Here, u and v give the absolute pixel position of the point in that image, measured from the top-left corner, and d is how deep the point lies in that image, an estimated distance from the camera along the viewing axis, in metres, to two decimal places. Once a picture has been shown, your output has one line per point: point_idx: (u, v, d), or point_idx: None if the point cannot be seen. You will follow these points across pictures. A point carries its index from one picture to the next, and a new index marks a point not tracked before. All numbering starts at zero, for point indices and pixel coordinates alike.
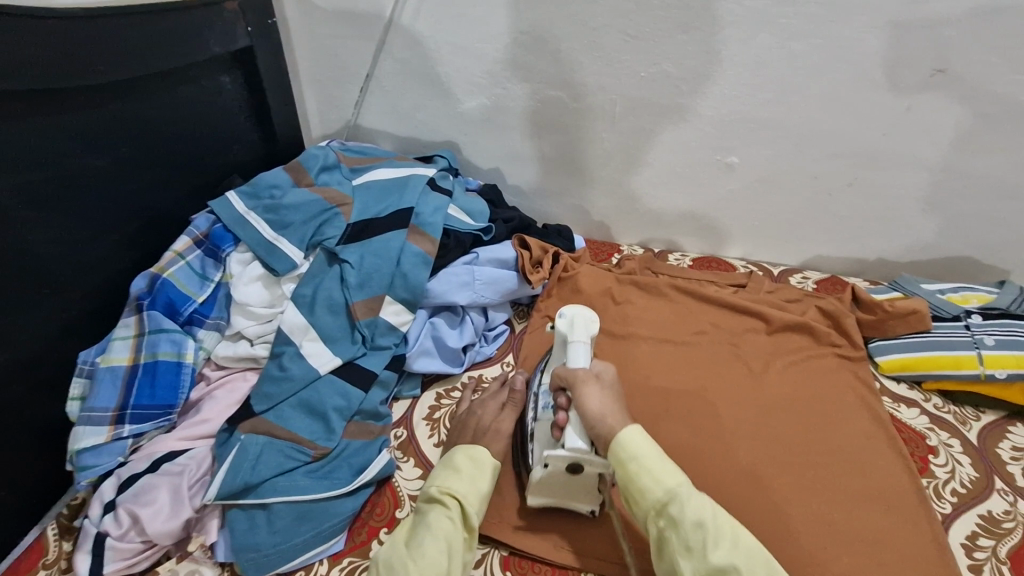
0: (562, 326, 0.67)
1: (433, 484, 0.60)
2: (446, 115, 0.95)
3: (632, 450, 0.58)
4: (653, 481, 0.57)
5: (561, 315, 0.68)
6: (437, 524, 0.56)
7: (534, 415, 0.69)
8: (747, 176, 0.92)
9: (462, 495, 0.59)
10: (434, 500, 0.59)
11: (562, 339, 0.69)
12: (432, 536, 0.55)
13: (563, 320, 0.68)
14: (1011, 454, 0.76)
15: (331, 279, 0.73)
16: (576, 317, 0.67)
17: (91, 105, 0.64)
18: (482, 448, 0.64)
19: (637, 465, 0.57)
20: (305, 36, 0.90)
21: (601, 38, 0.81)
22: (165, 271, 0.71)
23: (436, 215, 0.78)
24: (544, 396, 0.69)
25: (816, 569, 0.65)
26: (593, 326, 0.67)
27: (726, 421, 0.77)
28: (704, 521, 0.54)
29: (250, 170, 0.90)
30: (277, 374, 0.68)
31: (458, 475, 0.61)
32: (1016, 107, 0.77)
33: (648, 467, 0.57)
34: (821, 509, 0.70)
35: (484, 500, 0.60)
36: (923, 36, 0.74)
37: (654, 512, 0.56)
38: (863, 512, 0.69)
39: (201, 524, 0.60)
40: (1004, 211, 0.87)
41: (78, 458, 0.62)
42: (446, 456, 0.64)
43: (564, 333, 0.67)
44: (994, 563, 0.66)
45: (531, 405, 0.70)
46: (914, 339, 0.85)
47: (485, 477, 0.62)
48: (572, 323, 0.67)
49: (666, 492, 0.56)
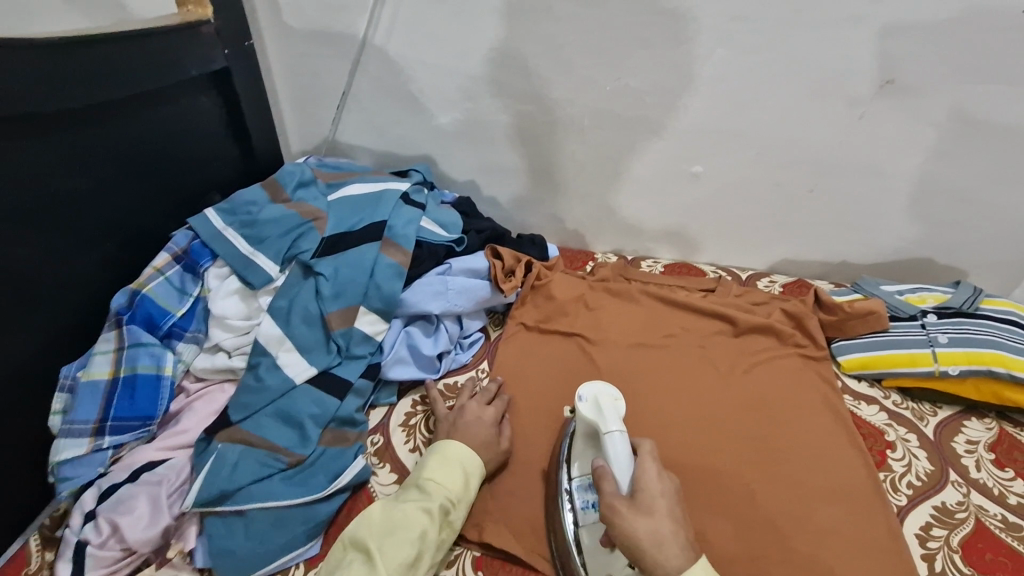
0: (590, 413, 0.65)
1: (427, 476, 0.63)
2: (420, 131, 0.98)
3: None
4: None
5: (582, 399, 0.67)
6: (414, 516, 0.59)
7: (575, 518, 0.64)
8: (713, 184, 0.96)
9: (445, 492, 0.62)
10: (421, 492, 0.62)
11: (590, 426, 0.66)
12: (408, 528, 0.58)
13: (586, 404, 0.66)
14: (966, 447, 0.79)
15: (306, 291, 0.75)
16: (599, 398, 0.65)
17: (70, 128, 0.66)
18: (476, 458, 0.66)
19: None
20: (283, 56, 0.93)
21: (567, 54, 0.85)
22: (143, 287, 0.73)
23: (408, 227, 0.81)
24: (582, 493, 0.65)
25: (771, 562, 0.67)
26: (619, 404, 0.66)
27: (692, 419, 0.80)
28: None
29: (230, 186, 0.92)
30: (253, 384, 0.70)
31: (452, 473, 0.64)
32: (961, 115, 0.81)
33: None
34: (775, 513, 0.71)
35: (466, 502, 0.64)
36: (869, 49, 0.78)
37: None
38: (819, 516, 0.71)
39: (180, 532, 0.62)
40: (956, 213, 0.91)
41: (59, 470, 0.65)
42: (439, 445, 0.67)
43: (592, 418, 0.65)
44: (947, 553, 0.68)
45: (568, 504, 0.65)
46: (874, 337, 0.88)
47: (475, 479, 0.65)
48: (598, 406, 0.65)
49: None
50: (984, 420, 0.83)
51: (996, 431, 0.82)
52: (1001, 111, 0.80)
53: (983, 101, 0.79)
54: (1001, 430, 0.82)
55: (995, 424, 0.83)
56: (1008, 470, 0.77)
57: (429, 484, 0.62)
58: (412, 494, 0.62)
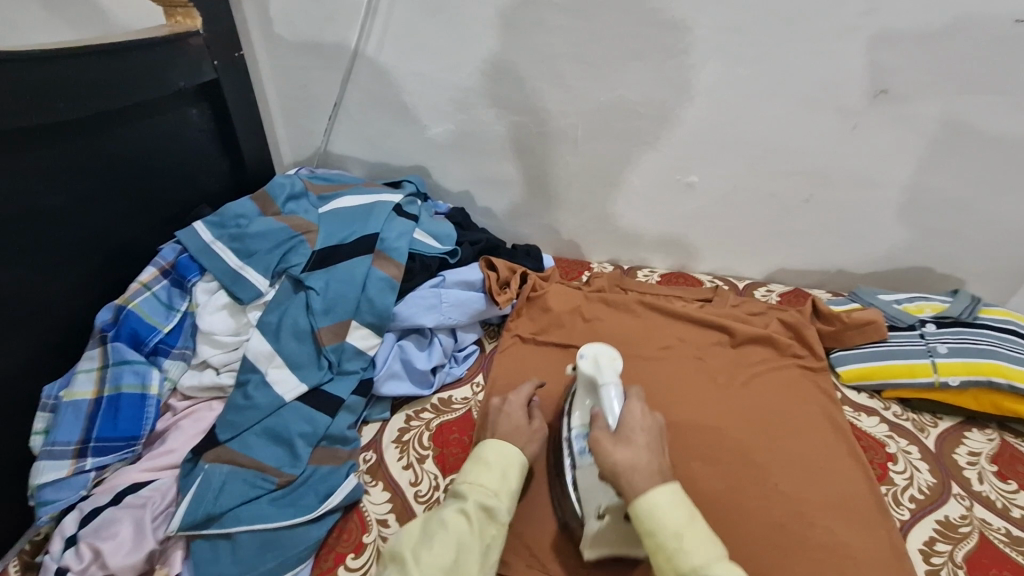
0: (586, 366, 0.67)
1: (464, 480, 0.60)
2: (413, 141, 0.97)
3: (649, 525, 0.52)
4: (668, 560, 0.51)
5: (583, 355, 0.69)
6: (450, 520, 0.55)
7: (572, 462, 0.67)
8: (707, 195, 0.95)
9: (481, 494, 0.58)
10: (459, 496, 0.58)
11: (588, 380, 0.68)
12: (445, 532, 0.54)
13: (585, 361, 0.68)
14: (968, 459, 0.78)
15: (296, 305, 0.74)
16: (598, 357, 0.67)
17: (53, 143, 0.64)
18: (514, 448, 0.63)
19: (654, 542, 0.52)
20: (273, 68, 0.93)
21: (559, 65, 0.84)
22: (129, 303, 0.72)
23: (401, 239, 0.80)
24: (578, 441, 0.68)
25: (771, 560, 0.67)
26: (617, 362, 0.67)
27: (695, 398, 0.83)
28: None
29: (219, 199, 0.91)
30: (242, 402, 0.68)
31: (487, 471, 0.60)
32: (955, 125, 0.81)
33: (665, 545, 0.51)
34: (776, 522, 0.70)
35: (510, 499, 0.59)
36: (862, 60, 0.77)
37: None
38: (821, 524, 0.70)
39: (165, 556, 0.60)
40: (952, 222, 0.91)
41: (39, 494, 0.62)
42: (477, 450, 0.64)
43: (590, 375, 0.67)
44: (951, 568, 0.67)
45: (567, 452, 0.68)
46: (873, 348, 0.87)
47: (516, 471, 0.61)
48: (597, 362, 0.67)
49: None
50: (985, 431, 0.82)
51: (997, 442, 0.81)
52: (996, 121, 0.79)
53: (978, 111, 0.79)
54: (1003, 440, 0.81)
55: (996, 435, 0.82)
56: (1011, 482, 0.76)
57: (465, 487, 0.59)
58: (447, 502, 0.59)
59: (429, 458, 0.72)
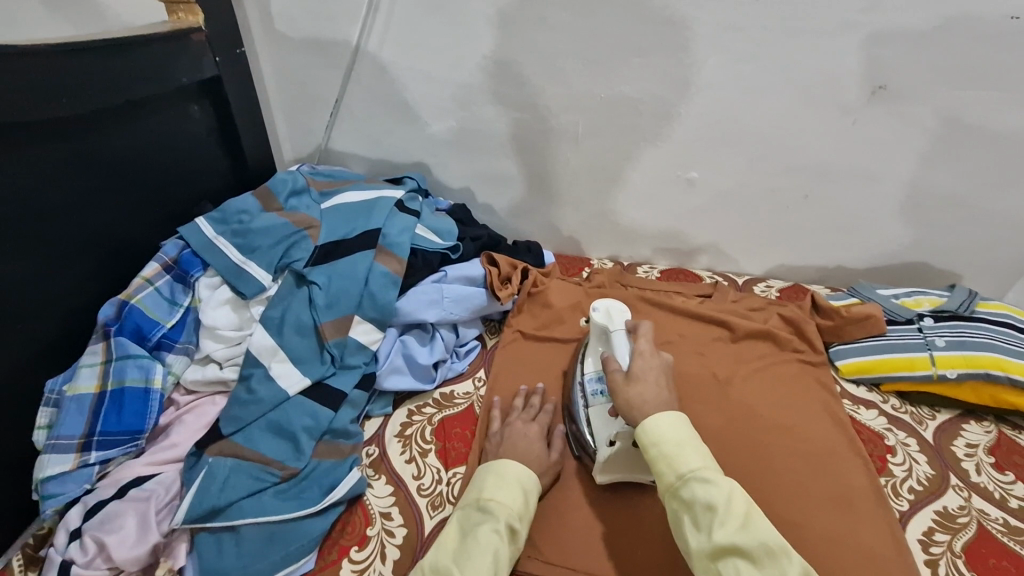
0: (599, 318, 0.73)
1: (489, 497, 0.61)
2: (415, 138, 0.98)
3: (653, 437, 0.58)
4: (668, 466, 0.56)
5: (596, 309, 0.74)
6: (485, 538, 0.57)
7: (585, 402, 0.73)
8: (707, 191, 0.96)
9: (508, 512, 0.60)
10: (487, 514, 0.60)
11: (600, 330, 0.74)
12: (483, 550, 0.56)
13: (599, 314, 0.74)
14: (966, 451, 0.79)
15: (299, 300, 0.74)
16: (610, 309, 0.73)
17: (55, 138, 0.65)
18: (534, 480, 0.64)
19: (657, 452, 0.57)
20: (275, 65, 0.93)
21: (560, 62, 0.85)
22: (132, 298, 0.72)
23: (403, 235, 0.80)
24: (592, 384, 0.73)
25: (771, 517, 0.71)
26: (627, 313, 0.73)
27: (701, 363, 0.87)
28: (714, 504, 0.53)
29: (221, 195, 0.91)
30: (245, 397, 0.69)
31: (512, 492, 0.62)
32: (952, 121, 0.82)
33: (666, 453, 0.57)
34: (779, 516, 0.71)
35: (528, 518, 0.62)
36: (861, 57, 0.78)
37: (668, 493, 0.56)
38: (824, 517, 0.71)
39: (169, 549, 0.60)
40: (949, 217, 0.92)
41: (43, 487, 0.62)
42: (492, 465, 0.65)
43: (602, 324, 0.73)
44: (950, 558, 0.68)
45: (580, 393, 0.74)
46: (872, 342, 0.88)
47: (533, 495, 0.64)
48: (609, 313, 0.73)
49: (677, 478, 0.55)
50: (982, 423, 0.83)
51: (995, 434, 0.81)
52: (992, 117, 0.80)
53: (975, 107, 0.80)
54: (1000, 433, 0.82)
55: (993, 427, 0.82)
56: (1008, 473, 0.77)
57: (492, 505, 0.60)
58: (475, 518, 0.60)
59: (431, 452, 0.72)
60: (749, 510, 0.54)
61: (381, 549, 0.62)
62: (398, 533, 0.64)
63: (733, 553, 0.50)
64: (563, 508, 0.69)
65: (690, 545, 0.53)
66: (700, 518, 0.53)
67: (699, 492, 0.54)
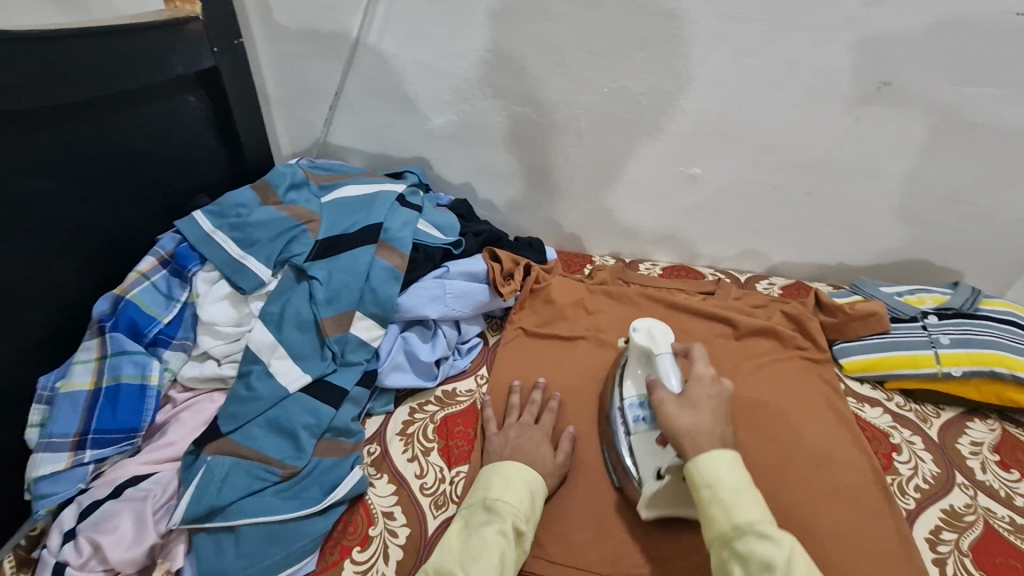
0: (641, 340, 0.69)
1: (496, 497, 0.60)
2: (415, 132, 0.96)
3: (707, 477, 0.55)
4: (723, 512, 0.54)
5: (636, 329, 0.70)
6: (493, 539, 0.56)
7: (626, 430, 0.70)
8: (710, 187, 0.95)
9: (515, 512, 0.59)
10: (493, 513, 0.59)
11: (642, 353, 0.71)
12: (490, 551, 0.55)
13: (639, 334, 0.70)
14: (971, 449, 0.79)
15: (299, 296, 0.73)
16: (652, 330, 0.69)
17: (49, 127, 0.63)
18: (540, 483, 0.64)
19: (711, 494, 0.55)
20: (272, 56, 0.91)
21: (563, 55, 0.84)
22: (127, 293, 0.70)
23: (405, 229, 0.79)
24: (632, 409, 0.70)
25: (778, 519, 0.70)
26: (670, 334, 0.69)
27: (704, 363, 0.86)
28: (772, 562, 0.50)
29: (218, 189, 0.90)
30: (243, 394, 0.67)
31: (519, 491, 0.61)
32: (958, 117, 0.81)
33: (723, 499, 0.54)
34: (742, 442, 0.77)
35: (534, 520, 0.61)
36: (867, 52, 0.77)
37: (719, 542, 0.53)
38: (776, 451, 0.76)
39: (166, 550, 0.59)
40: (952, 215, 0.91)
41: (36, 487, 0.61)
42: (490, 468, 0.64)
43: (645, 346, 0.69)
44: (957, 557, 0.67)
45: (620, 420, 0.71)
46: (876, 338, 0.88)
47: (539, 498, 0.63)
48: (651, 335, 0.69)
49: (732, 528, 0.53)
50: (987, 421, 0.82)
51: (999, 431, 0.81)
52: (997, 114, 0.80)
53: (978, 104, 0.80)
54: (1004, 431, 0.82)
55: (997, 425, 0.82)
56: (1013, 471, 0.76)
57: (498, 505, 0.59)
58: (482, 517, 0.59)
59: (434, 450, 0.71)
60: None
61: (384, 549, 0.61)
62: (401, 532, 0.63)
63: None
64: (567, 508, 0.68)
65: None
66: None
67: (757, 547, 0.51)
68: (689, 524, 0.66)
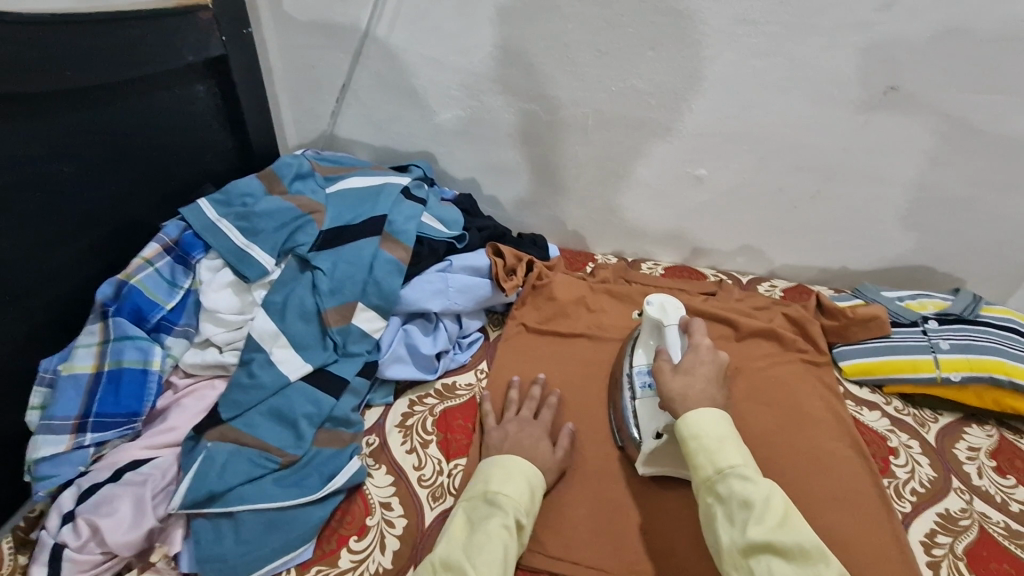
0: (653, 312, 0.74)
1: (497, 490, 0.60)
2: (422, 126, 0.97)
3: (693, 429, 0.59)
4: (707, 459, 0.58)
5: (650, 302, 0.75)
6: (495, 531, 0.56)
7: (632, 394, 0.73)
8: (715, 188, 0.95)
9: (516, 505, 0.59)
10: (495, 507, 0.59)
11: (652, 323, 0.75)
12: (493, 543, 0.55)
13: (652, 307, 0.75)
14: (968, 454, 0.79)
15: (303, 285, 0.73)
16: (665, 304, 0.74)
17: (59, 111, 0.63)
18: (540, 478, 0.64)
19: (697, 444, 0.59)
20: (282, 47, 0.91)
21: (572, 53, 0.84)
22: (131, 278, 0.70)
23: (409, 223, 0.79)
24: (640, 376, 0.74)
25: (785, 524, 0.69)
26: (682, 310, 0.74)
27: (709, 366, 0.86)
28: (750, 500, 0.54)
29: (224, 178, 0.90)
30: (245, 381, 0.67)
31: (520, 485, 0.61)
32: (965, 124, 0.81)
33: (707, 446, 0.58)
34: (743, 412, 0.81)
35: (534, 513, 0.61)
36: (875, 56, 0.77)
37: (704, 487, 0.58)
38: (775, 424, 0.79)
39: (166, 534, 0.59)
40: (956, 221, 0.91)
41: (36, 468, 0.61)
42: (491, 460, 0.65)
43: (656, 318, 0.74)
44: (952, 560, 0.68)
45: (627, 386, 0.74)
46: (876, 343, 0.88)
47: (539, 492, 0.63)
48: (663, 308, 0.74)
49: (715, 472, 0.57)
50: (985, 427, 0.83)
51: (996, 437, 0.81)
52: (1003, 122, 0.80)
53: (985, 111, 0.80)
54: (1002, 437, 0.82)
55: (995, 431, 0.82)
56: (1009, 477, 0.77)
57: (499, 498, 0.59)
58: (483, 511, 0.59)
59: (433, 443, 0.71)
60: (787, 511, 0.54)
61: (381, 539, 0.62)
62: (399, 523, 0.63)
63: (766, 549, 0.51)
64: (564, 503, 0.68)
65: (722, 541, 0.54)
66: (736, 514, 0.54)
67: (737, 488, 0.55)
68: (684, 521, 0.66)
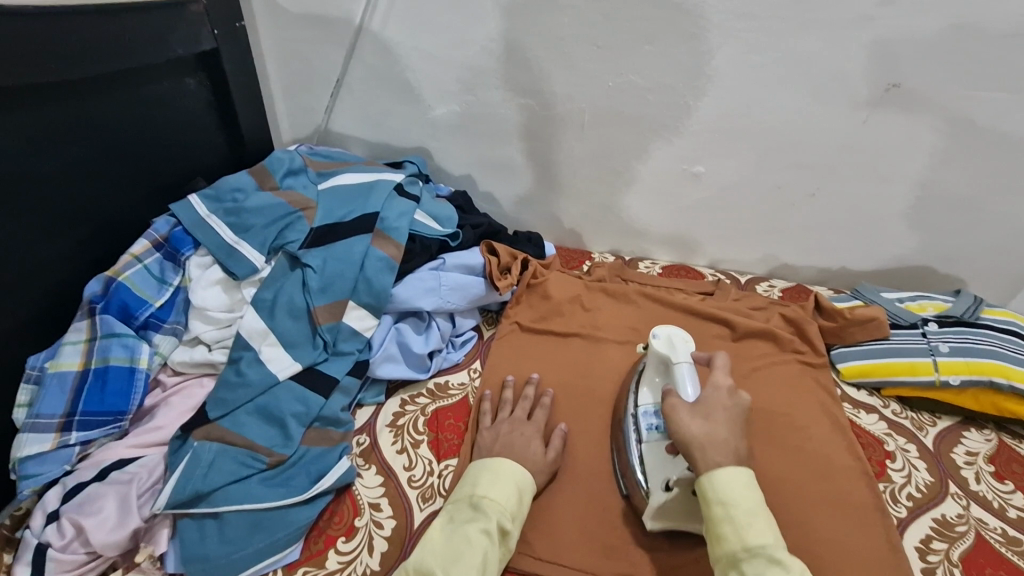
0: (659, 347, 0.67)
1: (482, 494, 0.60)
2: (416, 122, 0.95)
3: (722, 495, 0.54)
4: (733, 531, 0.53)
5: (655, 336, 0.68)
6: (474, 537, 0.56)
7: (638, 437, 0.68)
8: (714, 186, 0.94)
9: (500, 509, 0.59)
10: (478, 511, 0.58)
11: (660, 360, 0.68)
12: (471, 551, 0.55)
13: (658, 340, 0.68)
14: (965, 459, 0.78)
15: (293, 283, 0.72)
16: (673, 337, 0.67)
17: (43, 104, 0.62)
18: (530, 482, 0.63)
19: (724, 512, 0.54)
20: (276, 41, 0.90)
21: (568, 47, 0.82)
22: (119, 275, 0.70)
23: (401, 220, 0.78)
24: (646, 417, 0.68)
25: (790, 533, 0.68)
26: (691, 342, 0.66)
27: None
28: None
29: (216, 173, 0.89)
30: (233, 380, 0.67)
31: (507, 489, 0.60)
32: (967, 122, 0.80)
33: (735, 517, 0.53)
34: (784, 511, 0.70)
35: (520, 517, 0.61)
36: (876, 53, 0.76)
37: (727, 561, 0.53)
38: (796, 483, 0.73)
39: (150, 535, 0.58)
40: (957, 222, 0.90)
41: (21, 467, 0.61)
42: (477, 465, 0.64)
43: (663, 354, 0.67)
44: (946, 567, 0.67)
45: (632, 427, 0.69)
46: (874, 344, 0.87)
47: (527, 495, 0.62)
48: (671, 341, 0.67)
49: (743, 548, 0.53)
50: (983, 431, 0.82)
51: (995, 442, 0.80)
52: (1007, 120, 0.78)
53: (988, 110, 0.78)
54: (1000, 441, 0.81)
55: (994, 435, 0.81)
56: (1007, 482, 0.76)
57: (482, 502, 0.59)
58: (466, 514, 0.58)
59: (423, 443, 0.70)
60: None
61: (369, 541, 0.61)
62: (387, 524, 0.62)
63: None
64: (556, 504, 0.68)
65: None
66: None
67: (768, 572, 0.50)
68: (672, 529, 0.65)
